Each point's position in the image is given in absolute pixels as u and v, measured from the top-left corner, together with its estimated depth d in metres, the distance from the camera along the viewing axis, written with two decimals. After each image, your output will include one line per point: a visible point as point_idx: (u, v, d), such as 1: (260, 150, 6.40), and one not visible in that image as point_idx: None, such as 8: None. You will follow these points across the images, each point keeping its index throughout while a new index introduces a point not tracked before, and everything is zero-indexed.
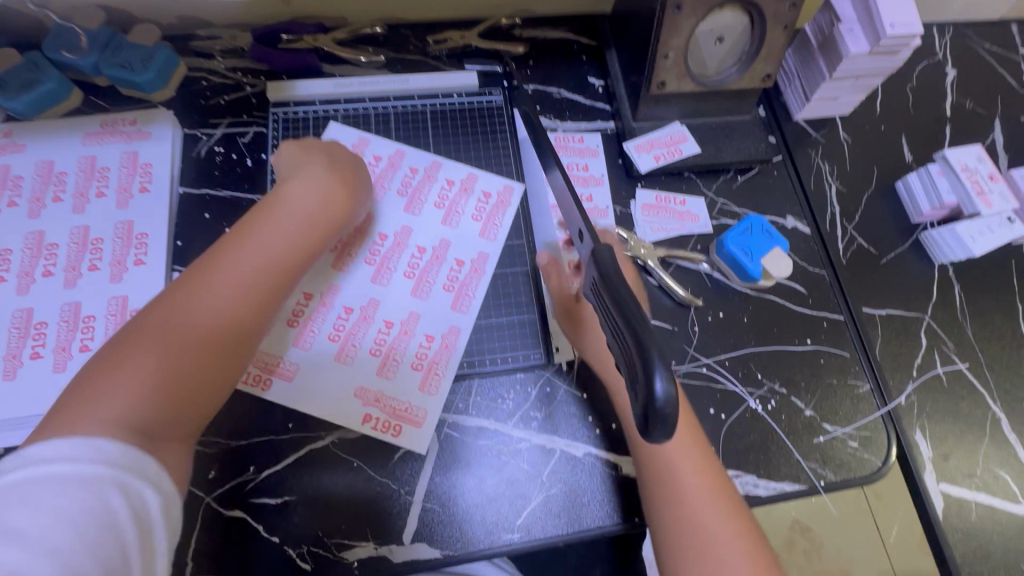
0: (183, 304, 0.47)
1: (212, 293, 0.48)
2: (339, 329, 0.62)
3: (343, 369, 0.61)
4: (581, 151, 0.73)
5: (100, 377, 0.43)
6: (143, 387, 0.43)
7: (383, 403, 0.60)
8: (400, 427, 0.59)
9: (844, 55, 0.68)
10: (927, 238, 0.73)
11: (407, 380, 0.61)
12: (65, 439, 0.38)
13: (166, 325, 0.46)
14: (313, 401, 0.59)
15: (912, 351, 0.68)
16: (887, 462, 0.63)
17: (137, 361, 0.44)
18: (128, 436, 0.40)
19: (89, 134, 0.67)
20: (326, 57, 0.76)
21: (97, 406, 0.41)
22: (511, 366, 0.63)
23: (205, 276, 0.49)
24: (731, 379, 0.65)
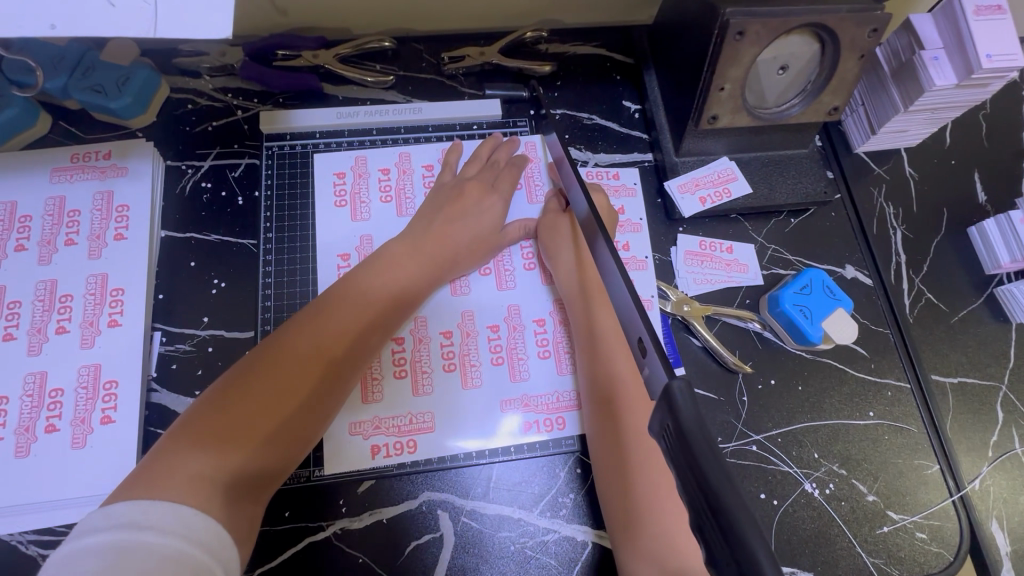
0: (289, 346, 0.47)
1: (305, 351, 0.47)
2: (442, 354, 0.57)
3: (462, 392, 0.56)
4: (616, 190, 0.65)
5: (206, 418, 0.42)
6: (230, 439, 0.42)
7: (534, 406, 0.56)
8: (562, 417, 0.56)
9: (925, 88, 0.59)
10: (1003, 294, 0.65)
11: (541, 372, 0.57)
12: (126, 501, 0.36)
13: (265, 373, 0.45)
14: (453, 429, 0.55)
15: (987, 425, 0.61)
16: (960, 557, 0.56)
17: (239, 402, 0.43)
18: (202, 502, 0.38)
19: (57, 169, 0.58)
20: (327, 77, 0.67)
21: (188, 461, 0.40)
22: (539, 447, 0.55)
23: (307, 325, 0.48)
24: (786, 461, 0.58)
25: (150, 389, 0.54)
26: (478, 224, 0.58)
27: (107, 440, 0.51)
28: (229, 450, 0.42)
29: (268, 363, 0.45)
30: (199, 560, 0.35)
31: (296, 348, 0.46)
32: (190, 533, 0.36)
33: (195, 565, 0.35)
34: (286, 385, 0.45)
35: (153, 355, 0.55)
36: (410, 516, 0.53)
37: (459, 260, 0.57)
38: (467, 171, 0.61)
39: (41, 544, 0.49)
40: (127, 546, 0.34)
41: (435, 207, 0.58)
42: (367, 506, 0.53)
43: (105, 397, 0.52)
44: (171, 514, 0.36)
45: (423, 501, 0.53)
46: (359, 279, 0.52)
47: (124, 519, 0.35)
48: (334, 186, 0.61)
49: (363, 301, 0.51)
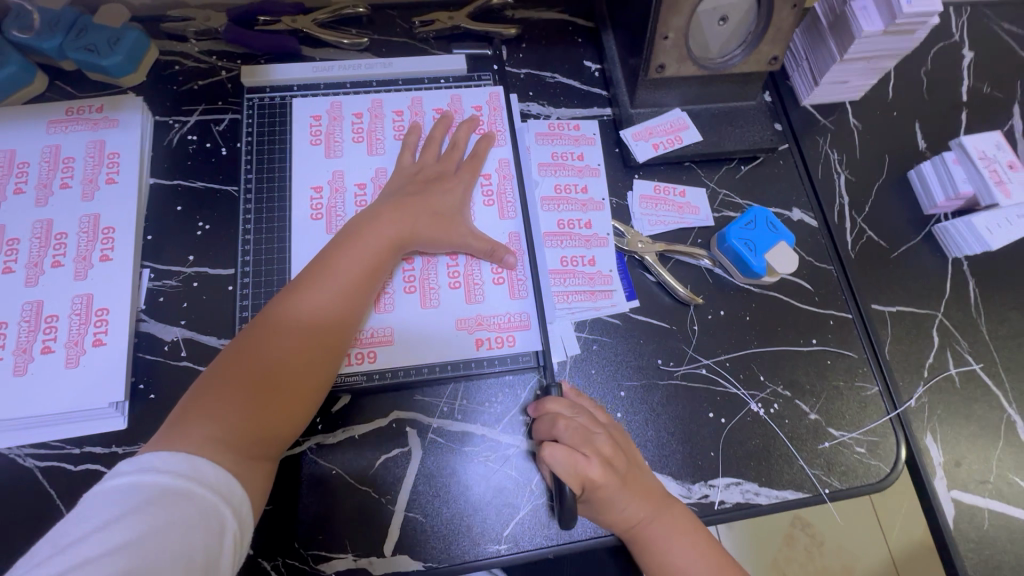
0: (278, 319, 0.50)
1: (289, 324, 0.50)
2: (405, 278, 0.61)
3: (424, 314, 0.60)
4: (576, 139, 0.69)
5: (206, 393, 0.46)
6: (233, 408, 0.46)
7: (487, 324, 0.60)
8: (513, 335, 0.60)
9: (857, 36, 0.63)
10: (940, 231, 0.69)
11: (495, 296, 0.61)
12: (142, 456, 0.41)
13: (257, 348, 0.49)
14: (414, 346, 0.59)
15: (923, 349, 0.65)
16: (896, 469, 0.60)
17: (237, 375, 0.47)
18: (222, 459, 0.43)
19: (54, 122, 0.63)
20: (306, 40, 0.72)
21: (196, 430, 0.44)
22: (500, 369, 0.59)
23: (288, 309, 0.51)
24: (733, 383, 0.62)
25: (139, 319, 0.58)
26: (444, 202, 0.61)
27: (98, 361, 0.55)
28: (231, 418, 0.45)
29: (256, 349, 0.49)
30: (214, 507, 0.41)
31: (279, 335, 0.49)
32: (209, 480, 0.41)
33: (212, 513, 0.40)
34: (273, 371, 0.48)
35: (142, 288, 0.59)
36: (380, 432, 0.57)
37: (424, 228, 0.59)
38: (425, 158, 0.63)
39: (38, 457, 0.53)
40: (147, 491, 0.39)
41: (399, 187, 0.60)
42: (340, 424, 0.57)
43: (97, 322, 0.56)
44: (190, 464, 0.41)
45: (393, 419, 0.57)
46: (331, 260, 0.54)
47: (152, 464, 0.40)
48: (312, 134, 0.66)
49: (338, 284, 0.53)
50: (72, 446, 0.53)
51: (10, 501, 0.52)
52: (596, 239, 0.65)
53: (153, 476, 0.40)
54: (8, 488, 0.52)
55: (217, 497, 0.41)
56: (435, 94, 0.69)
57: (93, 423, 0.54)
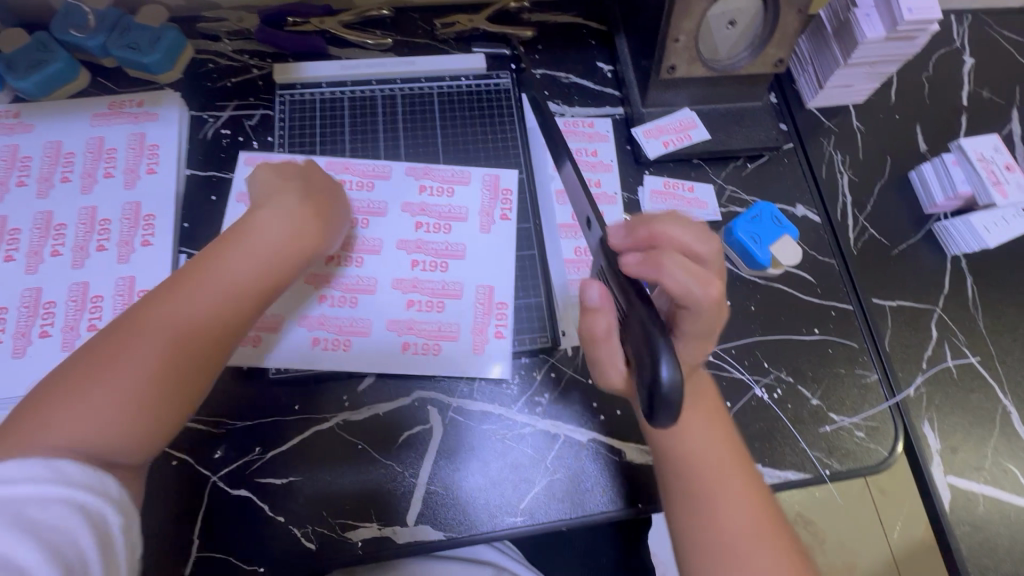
0: (172, 303, 0.47)
1: (175, 312, 0.47)
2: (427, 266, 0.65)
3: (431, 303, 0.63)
4: (590, 137, 0.73)
5: (86, 372, 0.43)
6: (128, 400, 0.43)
7: (492, 305, 0.64)
8: (517, 312, 0.64)
9: (859, 40, 0.66)
10: (939, 228, 0.72)
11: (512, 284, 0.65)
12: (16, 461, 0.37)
13: (160, 333, 0.46)
14: (428, 331, 0.62)
15: (921, 341, 0.68)
16: (894, 453, 0.62)
17: (122, 360, 0.44)
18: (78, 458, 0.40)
19: (97, 115, 0.67)
20: (333, 40, 0.75)
21: (58, 418, 0.41)
22: (517, 351, 0.63)
23: (184, 293, 0.48)
24: (738, 369, 0.65)
25: None
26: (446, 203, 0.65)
27: None
28: (115, 410, 0.43)
29: (169, 333, 0.46)
30: (100, 510, 0.38)
31: (160, 314, 0.46)
32: (87, 482, 0.39)
33: (96, 514, 0.38)
34: (161, 329, 0.46)
35: (180, 272, 0.62)
36: (403, 410, 0.60)
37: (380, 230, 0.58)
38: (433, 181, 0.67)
39: None
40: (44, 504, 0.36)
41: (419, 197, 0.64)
42: (366, 402, 0.60)
43: None
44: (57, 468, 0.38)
45: (416, 398, 0.61)
46: (240, 229, 0.53)
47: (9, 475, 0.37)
48: (247, 207, 0.64)
49: (233, 255, 0.51)
50: None
51: None
52: None
53: (55, 486, 0.37)
54: None
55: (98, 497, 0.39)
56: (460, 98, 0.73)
57: None
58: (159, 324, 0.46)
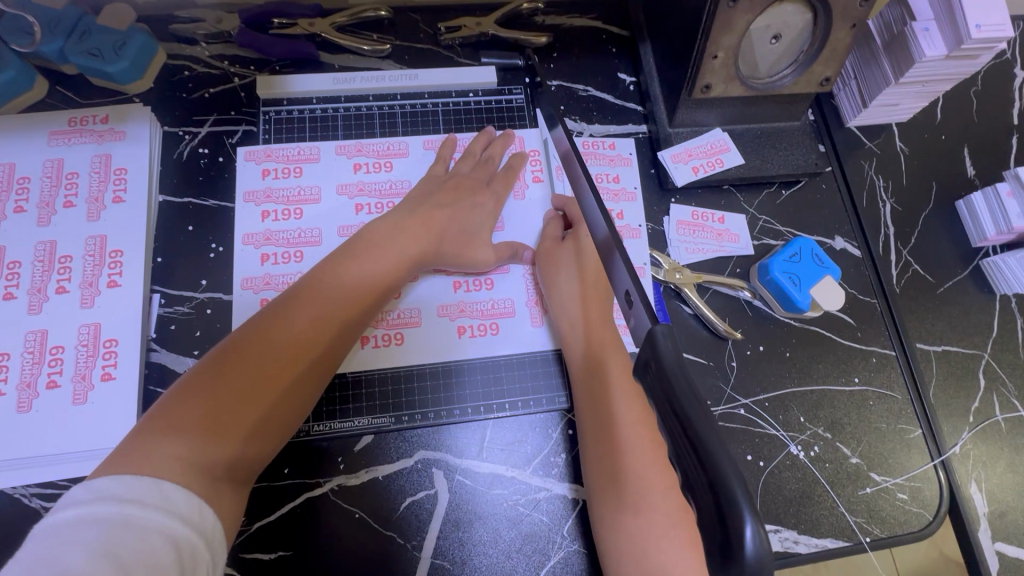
0: (282, 321, 0.47)
1: (288, 332, 0.46)
2: (432, 310, 0.59)
3: (431, 318, 0.58)
4: (612, 160, 0.66)
5: (200, 386, 0.42)
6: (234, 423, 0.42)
7: (470, 311, 0.59)
8: (496, 322, 0.59)
9: (916, 58, 0.59)
10: (988, 265, 0.66)
11: (519, 332, 0.59)
12: (101, 483, 0.35)
13: (270, 349, 0.45)
14: (426, 382, 0.57)
15: (969, 391, 0.62)
16: (939, 517, 0.57)
17: (233, 376, 0.43)
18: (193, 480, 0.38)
19: (56, 133, 0.59)
20: (324, 45, 0.67)
21: (170, 441, 0.39)
22: (532, 409, 0.57)
23: (294, 309, 0.47)
24: (772, 424, 0.59)
25: (149, 349, 0.54)
26: (472, 218, 0.59)
27: (109, 397, 0.52)
28: (224, 428, 0.42)
29: (274, 351, 0.45)
30: (184, 537, 0.35)
31: (272, 333, 0.46)
32: (175, 507, 0.36)
33: (179, 540, 0.35)
34: (241, 383, 0.43)
35: (152, 315, 0.55)
36: (405, 473, 0.54)
37: (448, 249, 0.57)
38: (460, 167, 0.61)
39: (43, 498, 0.50)
40: (127, 523, 0.34)
41: (428, 196, 0.58)
42: (363, 464, 0.54)
43: (105, 354, 0.53)
44: (146, 487, 0.36)
45: (419, 459, 0.55)
46: (315, 284, 0.50)
47: (97, 494, 0.35)
48: (259, 253, 0.58)
49: (310, 308, 0.48)
50: None
51: (12, 545, 0.49)
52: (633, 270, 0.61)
53: (138, 504, 0.35)
54: (10, 532, 0.49)
55: (183, 522, 0.36)
56: (468, 114, 0.66)
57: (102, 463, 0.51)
58: (268, 341, 0.46)
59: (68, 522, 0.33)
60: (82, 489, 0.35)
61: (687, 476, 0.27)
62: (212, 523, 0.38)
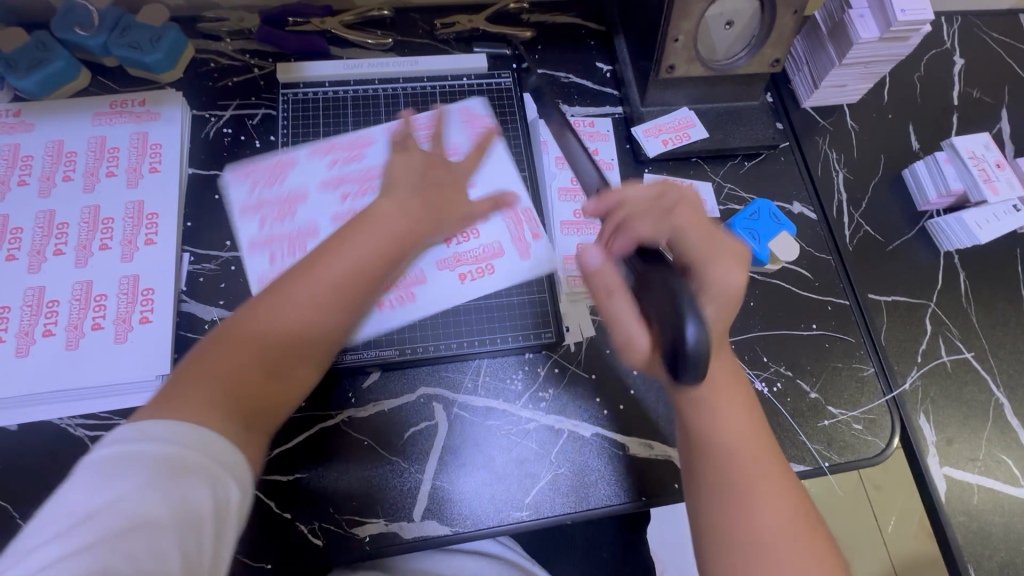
0: (284, 290, 0.46)
1: (300, 300, 0.46)
2: (430, 260, 0.65)
3: (430, 266, 0.64)
4: (591, 136, 0.74)
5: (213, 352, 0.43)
6: (248, 387, 0.43)
7: (465, 260, 0.65)
8: (489, 266, 0.65)
9: (853, 41, 0.68)
10: (932, 225, 0.73)
11: (506, 279, 0.65)
12: (144, 424, 0.38)
13: (274, 317, 0.45)
14: (428, 320, 0.63)
15: (916, 335, 0.69)
16: (891, 445, 0.64)
17: (246, 342, 0.44)
18: (227, 428, 0.41)
19: (98, 114, 0.67)
20: (333, 40, 0.76)
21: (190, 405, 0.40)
22: (522, 345, 0.63)
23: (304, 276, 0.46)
24: (739, 363, 0.66)
25: (181, 300, 0.62)
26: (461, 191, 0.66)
27: (144, 338, 0.58)
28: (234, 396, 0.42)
29: (280, 320, 0.45)
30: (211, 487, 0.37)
31: (276, 304, 0.45)
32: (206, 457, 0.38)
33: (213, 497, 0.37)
34: (257, 343, 0.44)
35: (184, 270, 0.63)
36: (408, 406, 0.61)
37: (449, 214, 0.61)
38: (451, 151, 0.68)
39: (89, 426, 0.56)
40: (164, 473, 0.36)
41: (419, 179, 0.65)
42: (371, 398, 0.60)
43: (143, 301, 0.59)
44: (183, 435, 0.38)
45: (421, 394, 0.61)
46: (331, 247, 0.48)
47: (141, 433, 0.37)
48: (271, 210, 0.64)
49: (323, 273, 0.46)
50: (120, 416, 0.57)
51: (61, 468, 0.55)
52: None
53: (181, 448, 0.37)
54: (60, 456, 0.55)
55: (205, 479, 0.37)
56: (463, 97, 0.73)
57: (140, 395, 0.57)
58: (276, 311, 0.45)
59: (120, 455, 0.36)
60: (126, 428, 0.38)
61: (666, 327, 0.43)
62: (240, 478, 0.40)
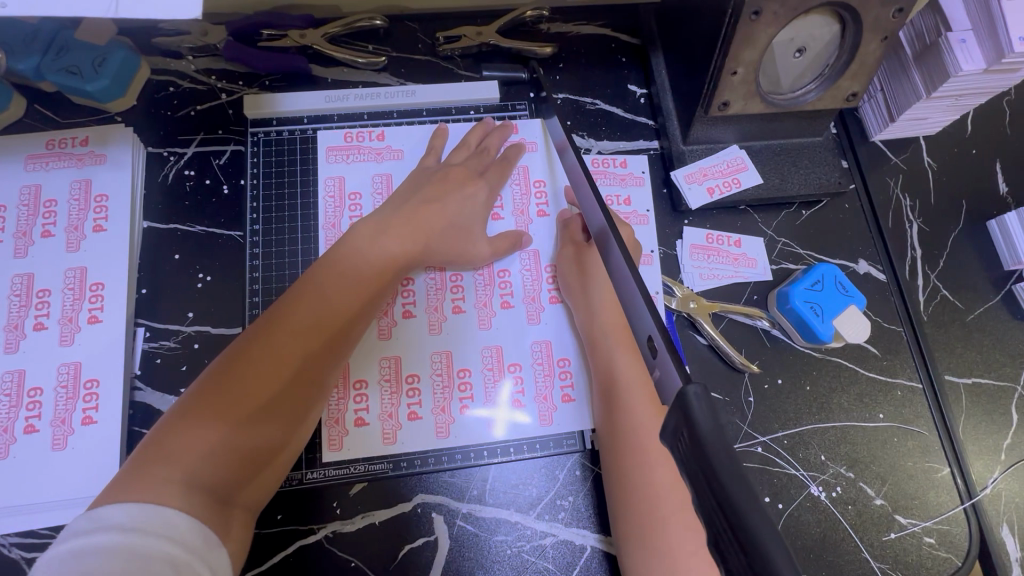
0: (272, 344, 0.45)
1: (259, 358, 0.45)
2: (429, 296, 0.57)
3: (433, 310, 0.56)
4: (623, 179, 0.62)
5: (206, 401, 0.42)
6: (228, 446, 0.42)
7: (474, 301, 0.57)
8: (497, 306, 0.57)
9: (951, 73, 0.55)
10: (1022, 291, 0.62)
11: (516, 323, 0.57)
12: (105, 510, 0.35)
13: (253, 369, 0.44)
14: (437, 377, 0.54)
15: (1001, 427, 0.59)
16: (969, 564, 0.54)
17: (237, 394, 0.43)
18: (191, 497, 0.38)
19: (32, 157, 0.56)
20: (315, 58, 0.63)
21: (165, 468, 0.39)
22: (534, 420, 0.54)
23: (267, 330, 0.46)
24: (791, 463, 0.56)
25: (133, 387, 0.52)
26: (463, 209, 0.56)
27: (89, 442, 0.49)
28: (208, 461, 0.41)
29: (273, 375, 0.45)
30: (189, 565, 0.35)
31: (267, 358, 0.45)
32: (177, 533, 0.36)
33: (187, 569, 0.35)
34: (249, 395, 0.43)
35: (137, 350, 0.53)
36: (403, 518, 0.51)
37: (439, 246, 0.55)
38: (454, 157, 0.59)
39: (24, 547, 0.47)
40: (138, 555, 0.33)
41: (414, 191, 0.56)
42: (359, 509, 0.51)
43: (86, 396, 0.50)
44: (160, 517, 0.36)
45: (417, 503, 0.52)
46: (297, 299, 0.48)
47: (113, 520, 0.35)
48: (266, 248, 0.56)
49: (283, 328, 0.46)
50: None
51: None
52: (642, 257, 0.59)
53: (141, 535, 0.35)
54: None
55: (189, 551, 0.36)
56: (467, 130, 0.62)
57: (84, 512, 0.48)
58: (245, 363, 0.44)
59: (81, 550, 0.33)
60: (100, 512, 0.36)
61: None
62: (216, 552, 0.38)
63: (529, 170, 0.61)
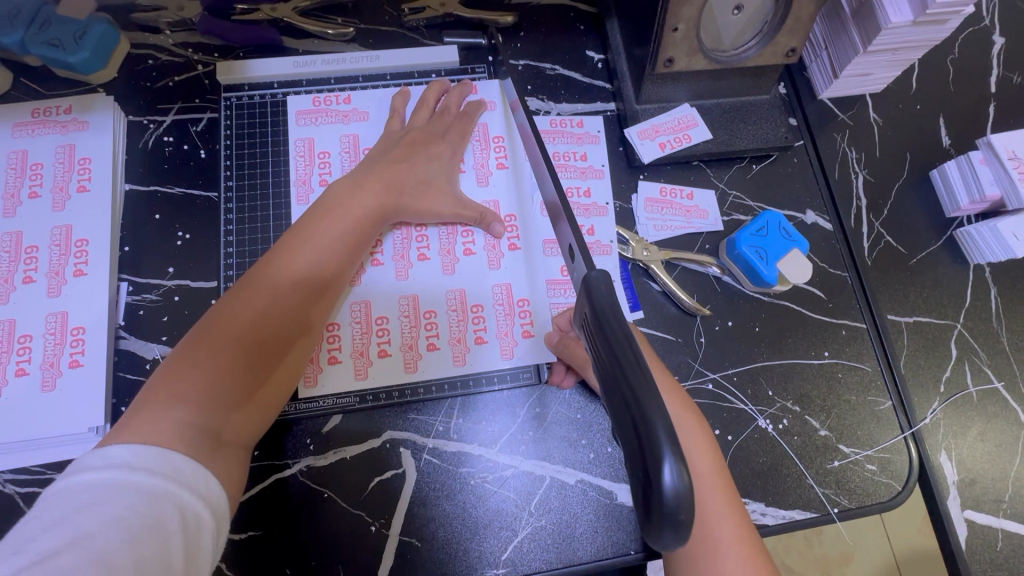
0: (256, 298, 0.48)
1: (245, 311, 0.47)
2: (396, 246, 0.60)
3: (398, 258, 0.60)
4: (579, 138, 0.65)
5: (196, 353, 0.45)
6: (221, 392, 0.44)
7: (438, 249, 0.60)
8: (460, 253, 0.60)
9: (882, 25, 0.58)
10: (962, 235, 0.65)
11: (479, 271, 0.60)
12: (112, 449, 0.37)
13: (239, 321, 0.47)
14: (402, 319, 0.58)
15: (940, 362, 0.62)
16: (908, 488, 0.57)
17: (226, 344, 0.46)
18: (189, 439, 0.41)
19: (19, 125, 0.59)
20: (287, 31, 0.66)
21: (163, 415, 0.41)
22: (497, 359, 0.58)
23: (250, 286, 0.49)
24: (741, 399, 0.59)
25: (118, 336, 0.55)
26: (428, 167, 0.60)
27: (77, 384, 0.53)
28: (204, 406, 0.43)
29: (259, 326, 0.47)
30: (190, 508, 0.37)
31: (252, 310, 0.47)
32: (184, 479, 0.38)
33: (189, 514, 0.37)
34: (238, 346, 0.46)
35: (120, 303, 0.56)
36: (373, 453, 0.55)
37: (409, 201, 0.58)
38: (414, 120, 0.62)
39: (17, 483, 0.51)
40: (144, 493, 0.36)
41: (383, 153, 0.59)
42: (332, 445, 0.55)
43: (73, 343, 0.53)
44: (166, 461, 0.38)
45: (386, 440, 0.55)
46: (278, 257, 0.51)
47: (120, 459, 0.37)
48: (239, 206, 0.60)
49: (266, 284, 0.49)
50: (53, 471, 0.51)
51: None
52: (596, 207, 0.63)
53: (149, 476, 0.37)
54: None
55: (192, 494, 0.38)
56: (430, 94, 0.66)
57: (73, 449, 0.51)
58: (231, 316, 0.47)
59: (92, 485, 0.35)
60: (109, 451, 0.37)
61: (631, 464, 0.30)
62: (217, 495, 0.39)
63: (489, 127, 0.65)
